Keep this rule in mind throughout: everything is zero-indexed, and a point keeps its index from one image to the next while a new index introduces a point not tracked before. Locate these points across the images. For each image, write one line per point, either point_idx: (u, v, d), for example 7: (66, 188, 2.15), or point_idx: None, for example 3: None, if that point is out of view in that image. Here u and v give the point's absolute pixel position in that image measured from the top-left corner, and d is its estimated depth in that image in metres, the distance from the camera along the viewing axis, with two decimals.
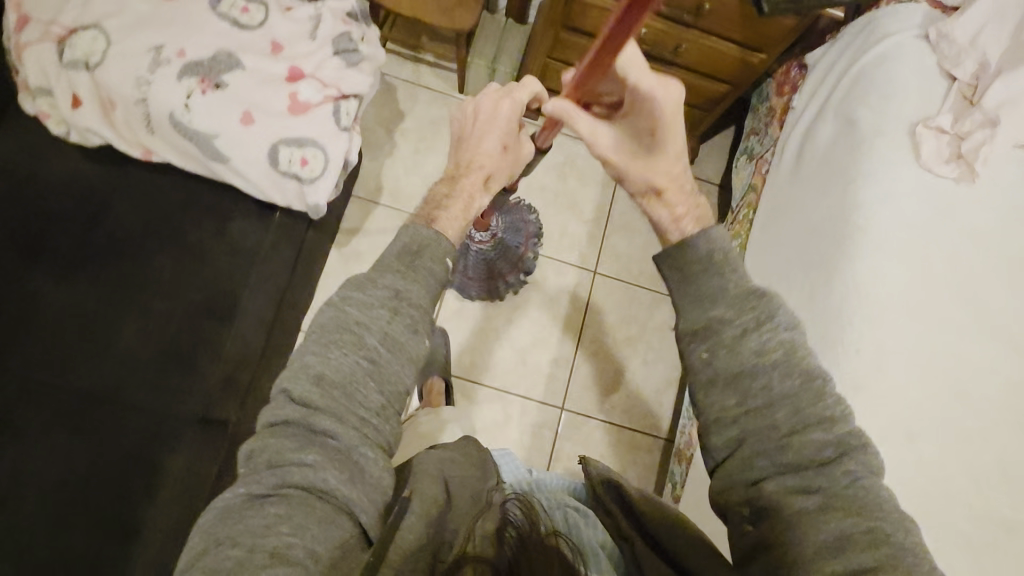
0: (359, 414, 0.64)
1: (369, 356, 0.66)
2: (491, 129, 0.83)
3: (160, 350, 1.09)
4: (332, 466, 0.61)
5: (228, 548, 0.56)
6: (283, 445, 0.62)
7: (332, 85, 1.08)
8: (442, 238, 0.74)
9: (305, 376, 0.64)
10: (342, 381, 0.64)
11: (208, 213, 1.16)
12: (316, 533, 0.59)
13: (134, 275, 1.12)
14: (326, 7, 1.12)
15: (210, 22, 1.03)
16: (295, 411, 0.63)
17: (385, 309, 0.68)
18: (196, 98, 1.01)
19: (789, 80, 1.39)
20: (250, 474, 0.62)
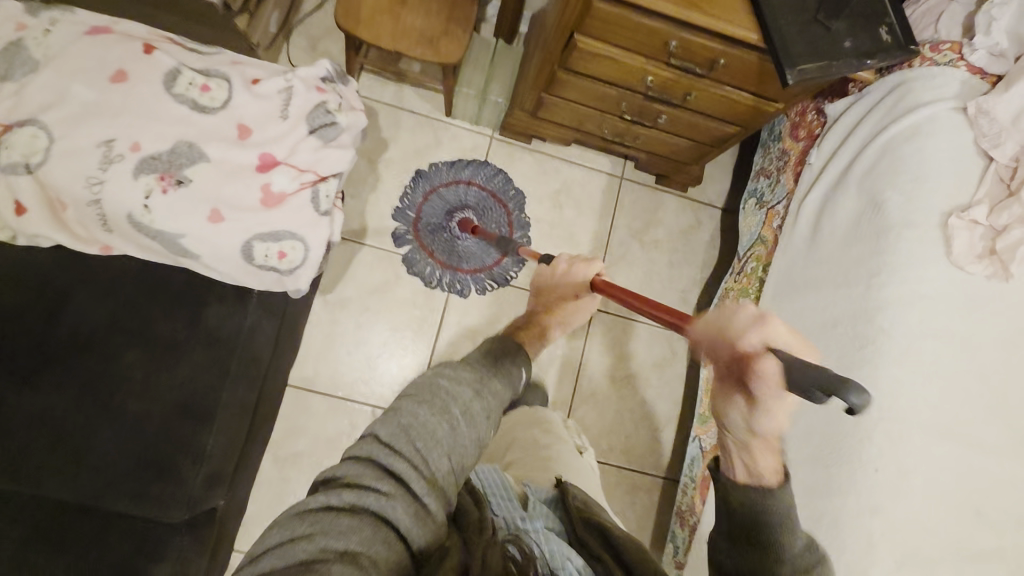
0: (431, 463, 0.74)
1: (452, 422, 0.77)
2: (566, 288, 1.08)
3: (139, 454, 1.06)
4: (405, 501, 0.70)
5: (305, 542, 0.63)
6: (365, 471, 0.71)
7: (308, 170, 0.98)
8: (519, 352, 0.92)
9: (396, 422, 0.76)
10: (424, 435, 0.75)
11: (181, 303, 1.10)
12: (380, 548, 0.65)
13: (105, 374, 1.06)
14: (299, 78, 1.00)
15: (165, 106, 0.92)
16: (382, 447, 0.73)
17: (465, 387, 0.82)
18: (156, 198, 0.91)
19: (805, 123, 1.25)
20: (331, 490, 0.70)
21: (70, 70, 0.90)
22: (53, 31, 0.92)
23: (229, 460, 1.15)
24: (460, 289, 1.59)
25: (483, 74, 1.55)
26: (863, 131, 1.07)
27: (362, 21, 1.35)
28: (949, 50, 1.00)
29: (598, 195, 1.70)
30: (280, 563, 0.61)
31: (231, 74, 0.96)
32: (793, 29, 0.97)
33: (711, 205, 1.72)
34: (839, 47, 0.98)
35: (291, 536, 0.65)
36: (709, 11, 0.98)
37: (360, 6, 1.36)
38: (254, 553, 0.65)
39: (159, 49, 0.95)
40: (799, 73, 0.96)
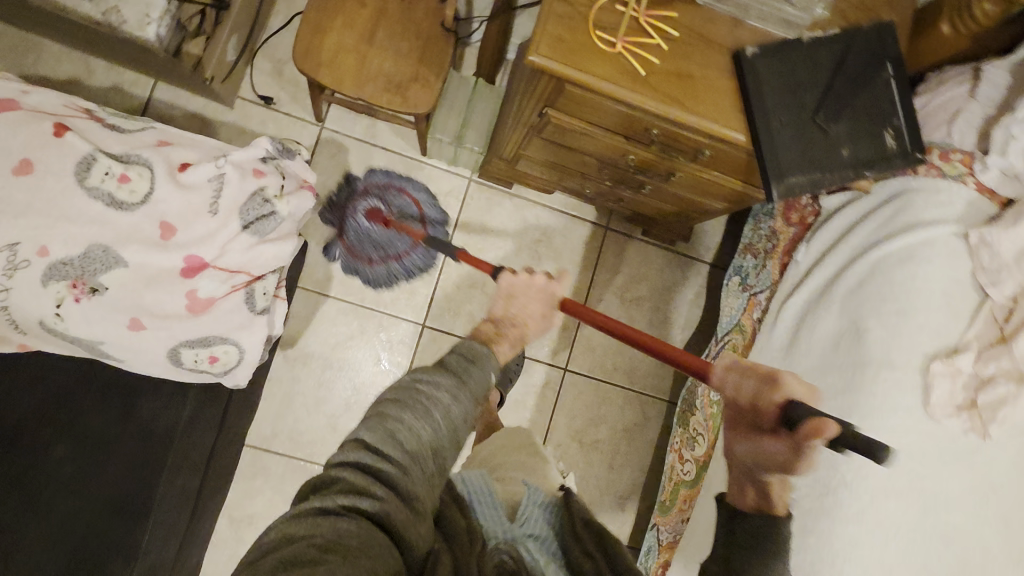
0: (419, 468, 0.70)
1: (433, 425, 0.73)
2: (536, 299, 0.95)
3: (66, 554, 1.00)
4: (399, 505, 0.66)
5: (302, 547, 0.57)
6: (356, 478, 0.66)
7: (240, 271, 0.91)
8: (492, 357, 0.85)
9: (382, 426, 0.70)
10: (409, 439, 0.70)
11: (117, 392, 1.07)
12: (379, 556, 0.59)
13: (32, 467, 1.02)
14: (231, 164, 0.90)
15: (78, 205, 0.82)
16: (370, 452, 0.68)
17: (445, 390, 0.76)
18: (68, 307, 0.84)
19: (798, 208, 1.15)
20: (320, 498, 0.64)
21: None
22: None
23: (167, 546, 1.11)
24: (409, 274, 1.52)
25: (458, 119, 1.41)
26: (855, 240, 0.98)
27: (323, 64, 1.18)
28: (959, 161, 0.90)
29: (580, 248, 1.58)
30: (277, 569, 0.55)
31: (154, 160, 0.86)
32: (786, 131, 0.85)
33: (699, 261, 1.62)
34: (835, 155, 0.87)
35: (284, 543, 0.59)
36: (693, 108, 0.84)
37: (318, 45, 1.18)
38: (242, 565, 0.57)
39: (69, 128, 0.84)
40: (786, 188, 0.86)
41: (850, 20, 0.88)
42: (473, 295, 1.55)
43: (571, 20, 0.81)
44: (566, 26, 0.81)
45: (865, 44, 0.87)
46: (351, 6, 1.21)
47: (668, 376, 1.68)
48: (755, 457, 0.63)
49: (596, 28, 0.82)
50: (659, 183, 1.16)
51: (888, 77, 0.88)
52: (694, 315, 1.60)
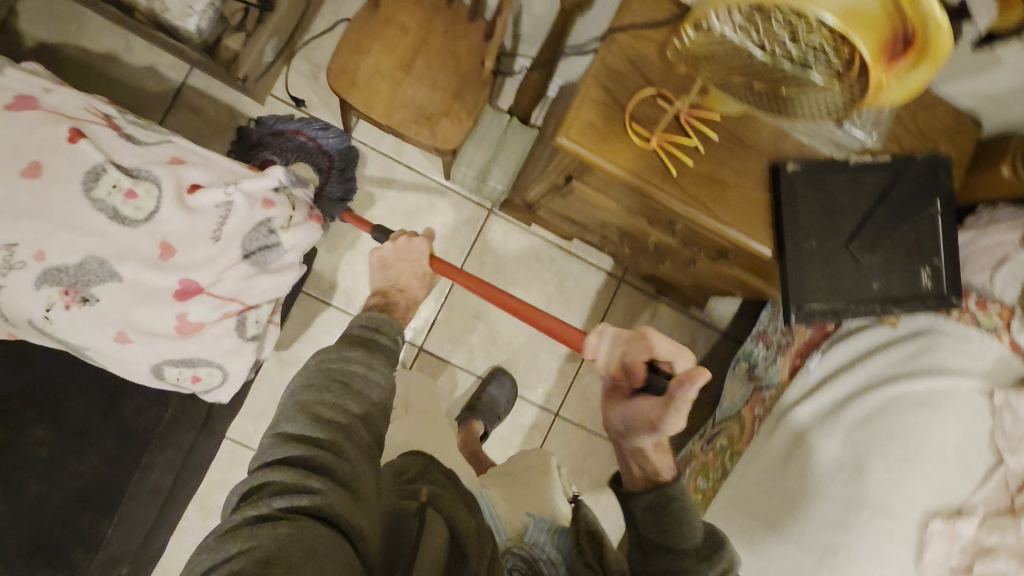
0: (354, 446, 0.72)
1: (355, 398, 0.78)
2: (411, 260, 1.01)
3: (30, 536, 1.01)
4: (337, 489, 0.66)
5: (242, 559, 0.56)
6: (285, 472, 0.66)
7: (233, 299, 0.89)
8: (394, 318, 0.90)
9: (303, 416, 0.73)
10: (330, 415, 0.74)
11: (104, 387, 1.07)
12: (328, 552, 0.58)
13: (7, 447, 1.01)
14: (241, 190, 0.88)
15: (84, 216, 0.82)
16: (294, 443, 0.70)
17: (359, 359, 0.82)
18: (58, 312, 0.83)
19: None
20: (254, 504, 0.63)
21: None
22: None
23: (139, 542, 1.10)
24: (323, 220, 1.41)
25: (486, 153, 1.38)
26: (870, 368, 0.92)
27: (358, 85, 1.19)
28: (996, 313, 0.87)
29: (591, 296, 1.54)
30: None
31: (164, 178, 0.85)
32: (815, 257, 0.81)
33: (711, 328, 1.57)
34: (863, 288, 0.82)
35: (228, 556, 0.58)
36: (720, 215, 0.80)
37: (358, 67, 1.19)
38: None
39: (87, 136, 0.84)
40: (805, 315, 0.81)
41: (903, 147, 0.83)
42: (474, 326, 1.55)
43: (604, 107, 0.78)
44: (600, 112, 0.78)
45: (915, 176, 0.82)
46: (395, 33, 1.21)
47: None
48: (630, 417, 0.78)
49: (631, 120, 0.78)
50: (676, 263, 1.13)
51: (934, 214, 0.82)
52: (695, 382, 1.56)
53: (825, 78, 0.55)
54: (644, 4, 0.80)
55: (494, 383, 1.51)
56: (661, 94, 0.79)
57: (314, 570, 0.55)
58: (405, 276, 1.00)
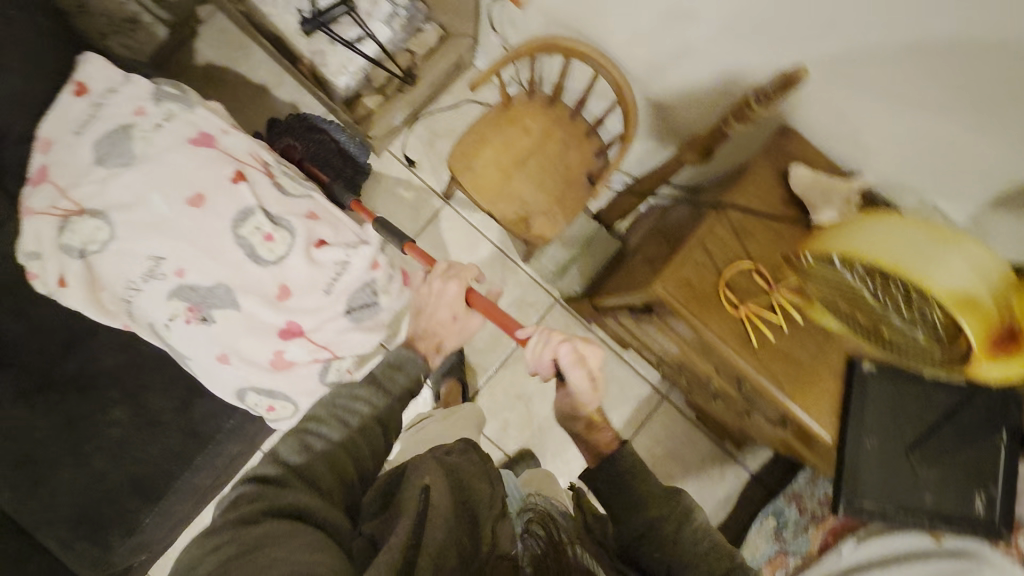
0: (335, 473, 0.75)
1: (350, 431, 0.80)
2: (440, 305, 1.00)
3: (79, 507, 1.10)
4: (316, 497, 0.69)
5: (227, 551, 0.58)
6: (265, 484, 0.69)
7: (326, 347, 0.98)
8: (416, 355, 0.92)
9: (293, 443, 0.77)
10: (316, 446, 0.77)
11: (181, 384, 1.15)
12: (306, 540, 0.60)
13: (88, 417, 1.11)
14: (360, 253, 0.98)
15: (226, 248, 0.93)
16: (275, 460, 0.73)
17: (364, 394, 0.86)
18: (178, 324, 0.93)
19: None
20: (233, 509, 0.65)
21: (159, 178, 0.92)
22: (163, 127, 0.95)
23: (166, 532, 1.18)
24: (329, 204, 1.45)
25: (568, 253, 1.44)
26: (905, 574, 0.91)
27: (473, 170, 1.32)
28: None
29: (631, 406, 1.57)
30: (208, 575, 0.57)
31: (298, 229, 0.95)
32: (872, 457, 0.84)
33: (743, 467, 1.56)
34: (915, 497, 0.84)
35: (208, 554, 0.59)
36: (791, 393, 0.84)
37: (477, 154, 1.32)
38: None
39: (247, 181, 0.96)
40: (853, 510, 0.84)
41: None
42: (512, 405, 1.60)
43: (703, 269, 0.85)
44: (697, 272, 0.85)
45: (986, 405, 0.84)
46: (517, 132, 1.33)
47: None
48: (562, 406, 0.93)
49: (726, 287, 0.84)
50: (727, 407, 1.16)
51: (999, 444, 0.84)
52: (717, 517, 1.54)
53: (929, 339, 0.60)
54: (759, 188, 0.87)
55: (519, 465, 1.54)
56: (758, 270, 0.85)
57: (294, 550, 0.58)
58: (433, 326, 0.99)
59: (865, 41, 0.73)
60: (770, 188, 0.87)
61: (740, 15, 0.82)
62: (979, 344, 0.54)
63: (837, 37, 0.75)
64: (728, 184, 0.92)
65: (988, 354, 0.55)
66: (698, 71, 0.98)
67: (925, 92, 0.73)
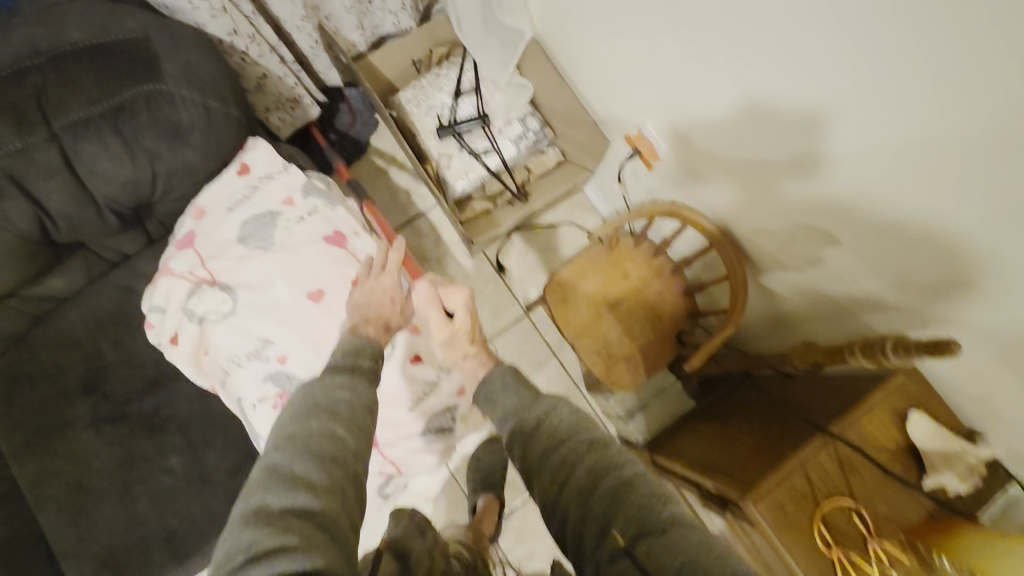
0: (327, 487, 0.64)
1: (336, 431, 0.69)
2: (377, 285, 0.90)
3: (107, 547, 1.07)
4: (313, 534, 0.59)
5: None
6: (268, 535, 0.58)
7: (394, 463, 0.98)
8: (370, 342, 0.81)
9: (290, 447, 0.66)
10: (305, 449, 0.66)
11: (239, 447, 1.14)
12: None
13: (146, 459, 1.11)
14: (451, 376, 0.99)
15: (330, 346, 0.96)
16: (281, 487, 0.62)
17: (344, 386, 0.74)
18: (264, 407, 0.95)
19: None
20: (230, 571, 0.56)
21: (290, 268, 0.99)
22: (305, 220, 1.03)
23: None
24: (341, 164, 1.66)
25: (640, 398, 1.40)
26: None
27: (568, 301, 1.34)
28: None
29: None
30: None
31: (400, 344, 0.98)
32: None
33: None
34: None
35: None
36: None
37: (578, 286, 1.34)
38: None
39: None
40: None
41: None
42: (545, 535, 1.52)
43: (798, 495, 0.82)
44: (792, 498, 0.81)
45: None
46: (617, 273, 1.35)
47: None
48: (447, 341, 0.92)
49: (822, 521, 0.80)
50: None
51: None
52: None
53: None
54: (874, 422, 0.84)
55: None
56: (860, 512, 0.80)
57: None
58: (375, 311, 0.87)
59: (992, 283, 0.71)
60: (887, 426, 0.84)
61: (848, 157, 0.79)
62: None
63: (959, 263, 0.73)
64: (838, 406, 0.89)
65: None
66: (778, 193, 0.96)
67: None
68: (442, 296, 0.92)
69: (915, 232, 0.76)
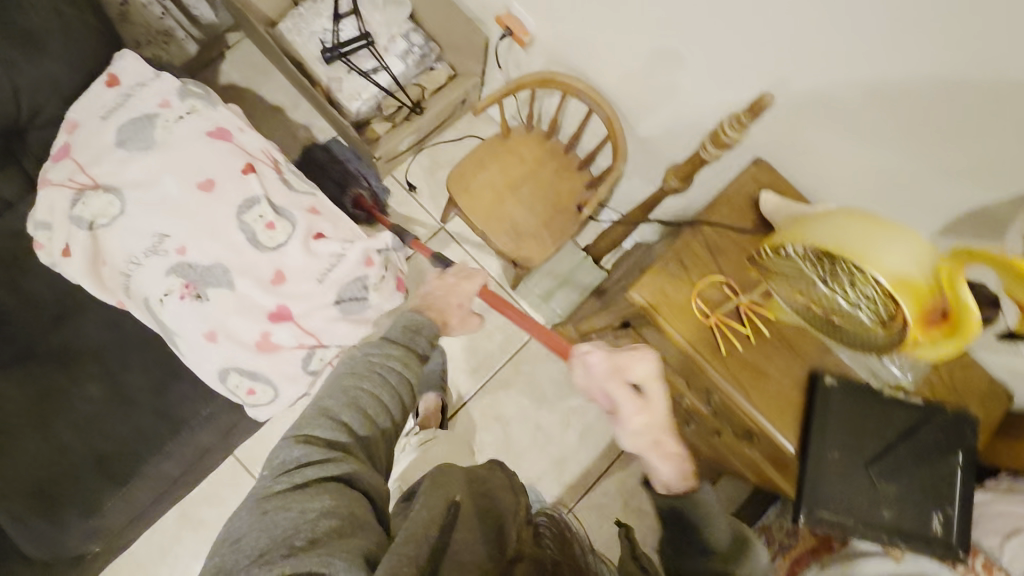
0: (369, 427, 0.81)
1: (379, 385, 0.84)
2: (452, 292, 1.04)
3: (36, 481, 1.06)
4: (353, 460, 0.77)
5: (282, 511, 0.68)
6: (317, 450, 0.76)
7: (312, 335, 1.01)
8: (427, 323, 0.93)
9: (343, 395, 0.82)
10: (359, 399, 0.82)
11: (161, 364, 1.15)
12: (344, 506, 0.70)
13: (63, 393, 1.10)
14: (355, 245, 1.02)
15: (228, 231, 0.98)
16: (330, 422, 0.79)
17: (394, 353, 0.88)
18: (171, 299, 0.96)
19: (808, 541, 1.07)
20: (284, 475, 0.74)
21: (175, 164, 0.99)
22: (184, 119, 1.03)
23: (122, 519, 1.13)
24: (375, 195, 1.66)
25: (556, 279, 1.49)
26: None
27: (470, 191, 1.40)
28: None
29: (606, 434, 1.62)
30: (260, 530, 0.67)
31: (300, 221, 1.01)
32: (833, 466, 0.87)
33: None
34: (875, 511, 0.87)
35: (262, 511, 0.69)
36: (745, 392, 0.89)
37: (477, 175, 1.41)
38: (223, 527, 0.70)
39: (257, 173, 1.03)
40: (813, 520, 0.87)
41: (933, 395, 0.91)
42: (490, 427, 1.60)
43: (676, 278, 0.92)
44: (671, 282, 0.92)
45: (943, 425, 0.88)
46: (513, 160, 1.42)
47: None
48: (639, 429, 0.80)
49: (698, 296, 0.91)
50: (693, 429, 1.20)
51: (954, 466, 0.88)
52: None
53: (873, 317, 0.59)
54: (731, 206, 0.95)
55: None
56: (727, 282, 0.91)
57: (338, 522, 0.68)
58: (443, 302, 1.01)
59: (800, 45, 0.82)
60: (743, 209, 0.95)
61: None
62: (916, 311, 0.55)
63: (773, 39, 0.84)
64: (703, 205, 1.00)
65: (917, 326, 0.56)
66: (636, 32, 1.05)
67: (882, 127, 0.82)
68: (638, 359, 0.80)
69: (737, 24, 0.87)
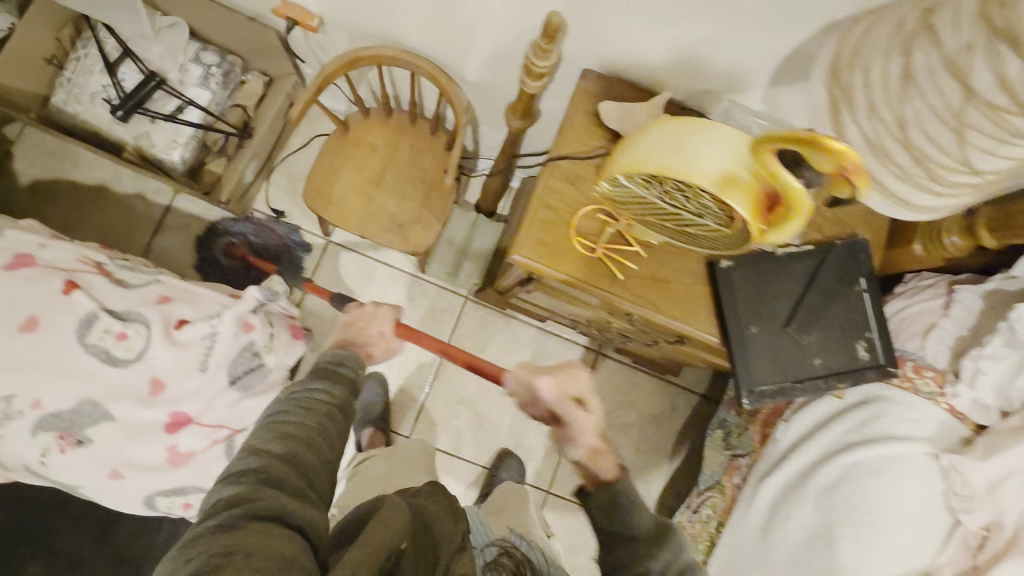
0: (308, 458, 0.70)
1: (313, 415, 0.75)
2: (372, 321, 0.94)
3: None
4: (291, 496, 0.64)
5: (208, 565, 0.54)
6: (243, 487, 0.63)
7: (221, 426, 0.93)
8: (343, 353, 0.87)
9: (275, 428, 0.71)
10: (294, 430, 0.72)
11: (89, 513, 1.05)
12: (278, 551, 0.56)
13: None
14: (223, 319, 0.93)
15: (78, 362, 0.88)
16: (261, 454, 0.68)
17: (324, 383, 0.81)
18: (54, 455, 0.88)
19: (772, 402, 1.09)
20: (207, 524, 0.60)
21: None
22: None
23: None
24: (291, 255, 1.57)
25: (455, 253, 1.45)
26: (824, 437, 0.96)
27: (333, 201, 1.30)
28: (931, 378, 0.92)
29: None
30: None
31: (152, 317, 0.91)
32: (758, 339, 0.89)
33: (690, 392, 1.65)
34: (806, 364, 0.90)
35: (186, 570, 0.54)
36: (656, 305, 0.89)
37: (333, 183, 1.31)
38: None
39: (80, 286, 0.90)
40: (756, 396, 0.89)
41: (824, 234, 0.93)
42: (460, 412, 1.59)
43: (551, 225, 0.89)
44: (548, 230, 0.88)
45: (839, 260, 0.91)
46: (363, 151, 1.33)
47: (654, 507, 1.61)
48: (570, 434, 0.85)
49: (576, 234, 0.88)
50: (630, 343, 1.21)
51: (860, 292, 0.91)
52: (673, 446, 1.63)
53: (717, 224, 0.59)
54: (576, 131, 0.91)
55: (500, 468, 1.52)
56: (600, 209, 0.89)
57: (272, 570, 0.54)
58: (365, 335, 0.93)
59: None
60: (588, 129, 0.91)
61: None
62: (746, 215, 0.53)
63: None
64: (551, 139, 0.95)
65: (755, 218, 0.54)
66: None
67: (679, 4, 0.77)
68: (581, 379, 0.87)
69: None
